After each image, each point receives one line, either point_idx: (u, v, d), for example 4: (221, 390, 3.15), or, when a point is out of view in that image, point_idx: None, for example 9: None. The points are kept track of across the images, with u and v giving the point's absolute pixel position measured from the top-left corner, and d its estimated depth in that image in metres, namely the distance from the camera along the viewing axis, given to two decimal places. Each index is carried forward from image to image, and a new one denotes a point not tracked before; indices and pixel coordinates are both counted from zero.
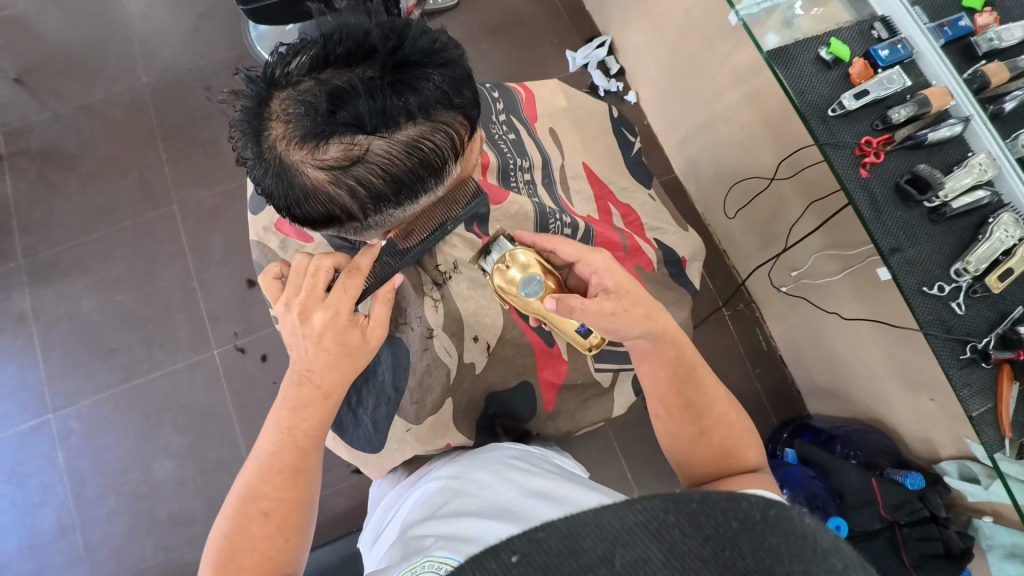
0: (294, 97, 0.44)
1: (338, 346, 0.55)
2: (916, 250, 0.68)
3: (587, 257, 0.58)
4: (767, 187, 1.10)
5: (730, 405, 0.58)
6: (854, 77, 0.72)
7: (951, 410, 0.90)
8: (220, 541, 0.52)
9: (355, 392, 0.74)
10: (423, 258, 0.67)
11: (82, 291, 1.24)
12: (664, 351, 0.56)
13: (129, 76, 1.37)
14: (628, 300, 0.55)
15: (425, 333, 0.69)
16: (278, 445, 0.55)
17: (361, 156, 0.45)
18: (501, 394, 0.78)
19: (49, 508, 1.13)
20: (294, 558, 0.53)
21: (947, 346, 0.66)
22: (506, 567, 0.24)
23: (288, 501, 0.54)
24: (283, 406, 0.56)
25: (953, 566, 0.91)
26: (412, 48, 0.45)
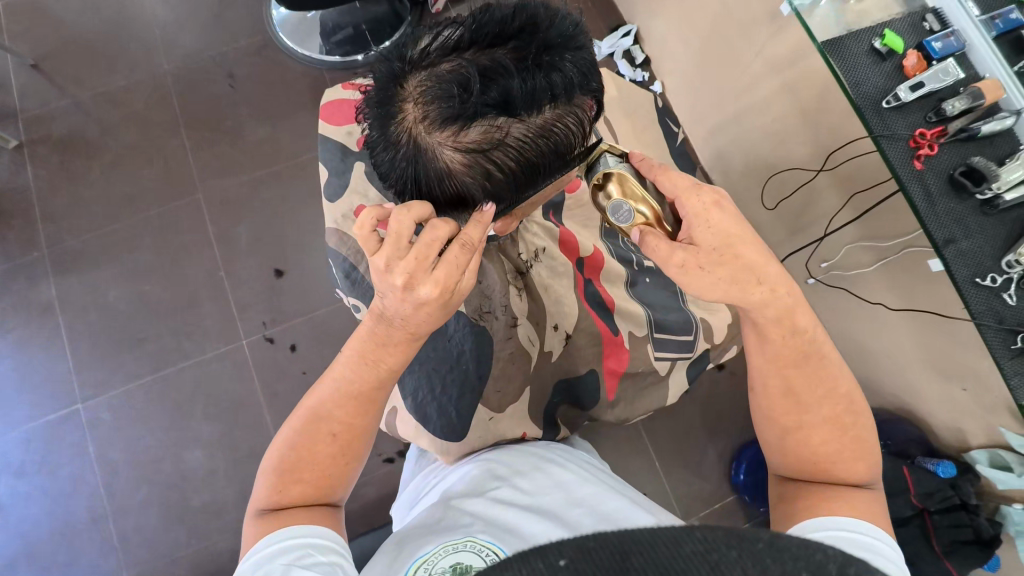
0: (440, 77, 0.48)
1: (441, 307, 0.50)
2: (970, 242, 0.69)
3: (682, 198, 0.53)
4: (808, 180, 1.08)
5: (847, 407, 0.53)
6: (907, 69, 0.73)
7: (985, 400, 0.91)
8: (283, 449, 0.52)
9: (436, 382, 0.73)
10: (509, 248, 0.77)
11: (109, 281, 1.23)
12: (771, 325, 0.52)
13: (149, 62, 1.35)
14: (717, 255, 0.51)
15: (510, 322, 0.76)
16: (352, 377, 0.52)
17: (500, 135, 0.50)
18: (569, 381, 0.81)
19: (82, 497, 1.13)
20: (344, 482, 0.54)
21: (998, 336, 0.68)
22: (553, 567, 0.25)
23: (356, 428, 0.53)
24: (364, 339, 0.52)
25: (984, 552, 0.93)
26: (549, 33, 0.50)
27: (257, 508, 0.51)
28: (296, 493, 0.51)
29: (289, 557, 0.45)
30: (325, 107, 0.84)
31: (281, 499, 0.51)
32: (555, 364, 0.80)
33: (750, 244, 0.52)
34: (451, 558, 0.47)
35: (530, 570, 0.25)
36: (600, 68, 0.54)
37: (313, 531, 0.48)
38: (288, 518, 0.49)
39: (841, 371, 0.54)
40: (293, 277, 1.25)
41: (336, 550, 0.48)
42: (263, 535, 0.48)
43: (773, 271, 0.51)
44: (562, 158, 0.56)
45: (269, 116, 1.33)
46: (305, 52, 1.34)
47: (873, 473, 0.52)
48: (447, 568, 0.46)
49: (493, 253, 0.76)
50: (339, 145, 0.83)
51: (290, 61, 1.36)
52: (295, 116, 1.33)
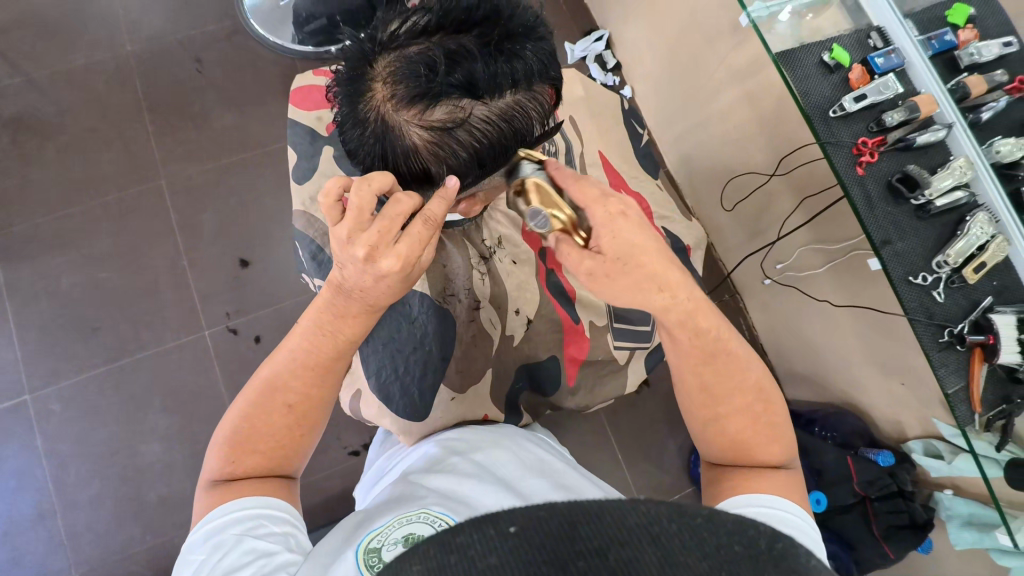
0: (407, 59, 0.50)
1: (399, 280, 0.51)
2: (905, 243, 0.75)
3: (591, 207, 0.52)
4: (763, 184, 1.14)
5: (758, 395, 0.55)
6: (853, 83, 0.78)
7: (920, 393, 0.98)
8: (237, 420, 0.52)
9: (399, 363, 0.74)
10: (473, 234, 0.79)
11: (62, 267, 1.18)
12: (677, 327, 0.54)
13: (112, 43, 1.31)
14: (624, 266, 0.51)
15: (472, 305, 0.79)
16: (310, 347, 0.53)
17: (464, 117, 0.52)
18: (531, 366, 0.83)
19: (27, 492, 1.08)
20: (300, 454, 0.54)
21: (928, 330, 0.74)
22: (504, 534, 0.27)
23: (314, 398, 0.53)
24: (321, 311, 0.53)
25: (916, 535, 1.00)
26: (513, 22, 0.52)
27: (209, 479, 0.51)
28: (250, 464, 0.51)
29: (242, 527, 0.46)
30: (296, 92, 0.83)
31: (235, 469, 0.51)
32: (516, 351, 0.82)
33: (652, 253, 0.51)
34: (406, 529, 0.47)
35: (482, 536, 0.27)
36: (559, 59, 0.56)
37: (261, 502, 0.49)
38: (240, 488, 0.49)
39: (753, 362, 0.56)
40: (258, 268, 1.23)
41: (289, 521, 0.49)
42: (214, 507, 0.48)
43: (675, 279, 0.52)
44: (526, 142, 0.59)
45: (238, 104, 1.31)
46: (278, 39, 1.32)
47: (789, 453, 0.56)
48: (399, 539, 0.46)
49: (458, 239, 0.78)
50: (308, 128, 0.83)
51: (261, 49, 1.34)
52: (265, 105, 1.32)
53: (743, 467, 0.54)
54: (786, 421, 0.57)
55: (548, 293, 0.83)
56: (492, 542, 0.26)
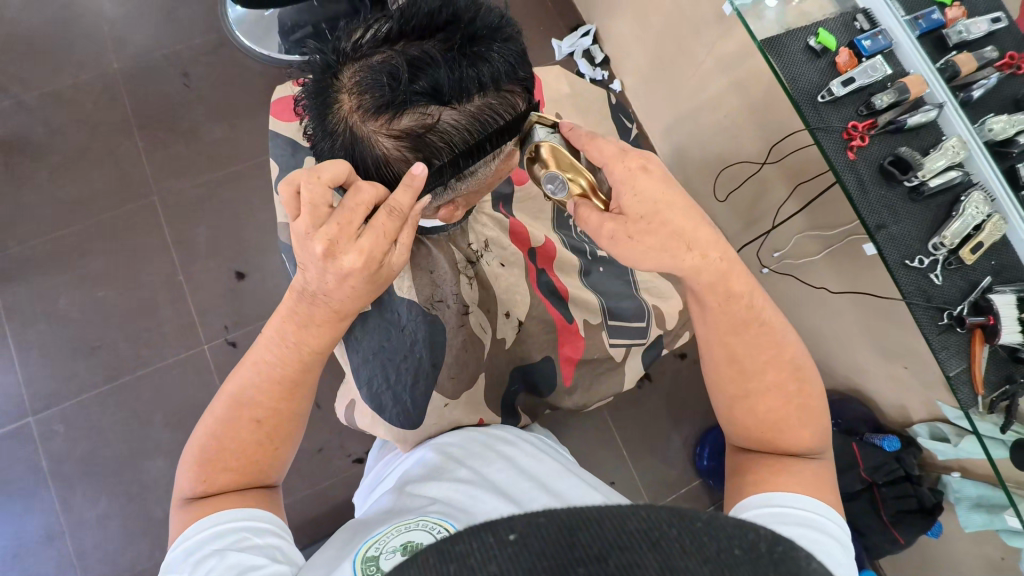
0: (370, 68, 0.50)
1: (365, 278, 0.52)
2: (899, 226, 0.74)
3: (610, 164, 0.53)
4: (755, 172, 1.14)
5: (792, 374, 0.55)
6: (840, 66, 0.77)
7: (923, 376, 0.97)
8: (207, 438, 0.52)
9: (389, 372, 0.73)
10: (458, 237, 0.76)
11: (59, 288, 1.19)
12: (708, 293, 0.56)
13: (98, 61, 1.31)
14: (656, 229, 0.53)
15: (461, 310, 0.76)
16: (276, 359, 0.54)
17: (431, 123, 0.51)
18: (525, 368, 0.83)
19: (35, 513, 1.08)
20: (275, 466, 0.55)
21: (926, 313, 0.73)
22: (502, 541, 0.26)
23: (283, 412, 0.54)
24: (285, 318, 0.54)
25: (926, 519, 1.00)
26: (477, 25, 0.52)
27: (182, 498, 0.51)
28: (223, 481, 0.51)
29: (227, 539, 0.46)
30: (277, 103, 0.83)
31: (208, 486, 0.51)
32: (507, 353, 0.81)
33: (678, 210, 0.53)
34: (403, 536, 0.47)
35: (481, 544, 0.26)
36: (529, 58, 0.55)
37: (245, 517, 0.49)
38: (213, 504, 0.49)
39: (788, 337, 0.57)
40: (254, 280, 1.23)
41: (274, 532, 0.49)
42: (191, 522, 0.48)
43: (705, 237, 0.54)
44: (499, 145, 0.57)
45: (227, 116, 1.31)
46: (264, 49, 1.32)
47: (821, 442, 0.55)
48: (398, 547, 0.46)
49: (443, 242, 0.75)
50: (290, 139, 0.82)
51: (248, 60, 1.34)
52: (254, 116, 1.31)
53: (774, 450, 0.54)
54: (823, 411, 0.56)
55: (538, 294, 0.82)
56: (491, 549, 0.26)
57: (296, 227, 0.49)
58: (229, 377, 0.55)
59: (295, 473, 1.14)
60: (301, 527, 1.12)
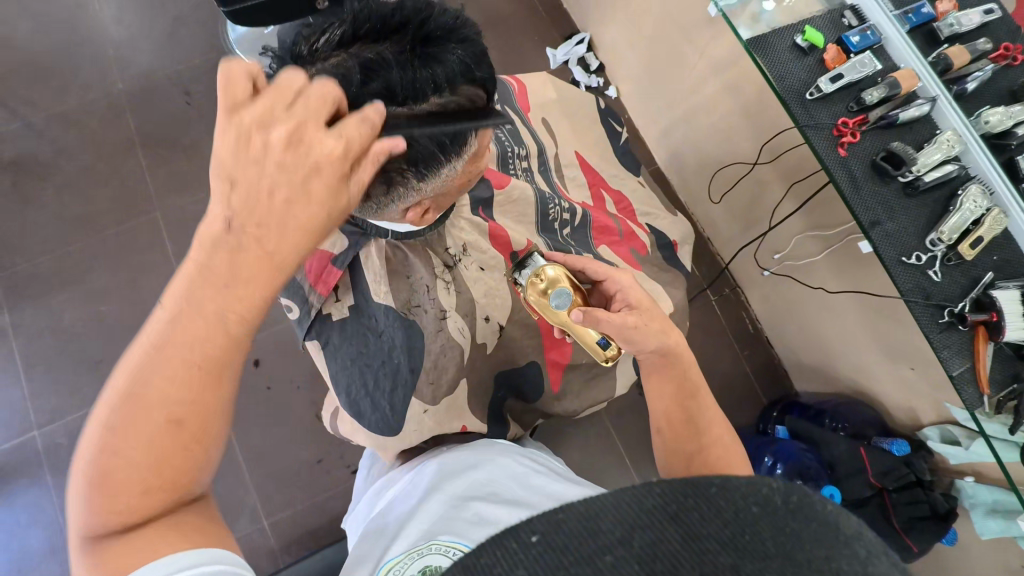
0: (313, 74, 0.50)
1: (306, 188, 0.38)
2: (894, 222, 0.72)
3: (613, 275, 0.64)
4: (749, 173, 1.13)
5: (732, 435, 0.59)
6: (828, 63, 0.75)
7: (931, 376, 0.95)
8: (95, 450, 0.37)
9: (367, 377, 0.71)
10: (435, 242, 0.73)
11: (65, 303, 1.21)
12: (672, 363, 0.60)
13: (103, 83, 1.34)
14: (648, 314, 0.60)
15: (439, 315, 0.72)
16: (193, 336, 0.38)
17: (381, 123, 0.51)
18: (510, 373, 0.83)
19: (39, 526, 1.09)
20: (207, 471, 0.41)
21: (926, 312, 0.71)
22: (525, 544, 0.23)
23: (206, 406, 0.39)
24: (203, 271, 0.39)
25: (940, 527, 0.95)
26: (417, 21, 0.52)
27: (89, 529, 0.37)
28: (125, 507, 0.38)
29: (177, 571, 0.36)
30: None
31: (118, 516, 0.38)
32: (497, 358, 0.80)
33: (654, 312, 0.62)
34: (419, 563, 0.51)
35: (504, 552, 0.23)
36: (487, 58, 0.57)
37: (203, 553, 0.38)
38: (131, 546, 0.37)
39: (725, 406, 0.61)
40: None
41: (236, 563, 0.40)
42: None
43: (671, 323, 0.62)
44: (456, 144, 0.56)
45: None
46: (262, 66, 1.35)
47: None
48: (419, 571, 0.50)
49: (418, 246, 0.72)
50: None
51: None
52: None
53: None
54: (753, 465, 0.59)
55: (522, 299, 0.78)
56: (515, 554, 0.23)
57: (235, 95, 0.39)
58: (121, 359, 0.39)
59: (295, 484, 1.14)
60: (300, 539, 1.11)
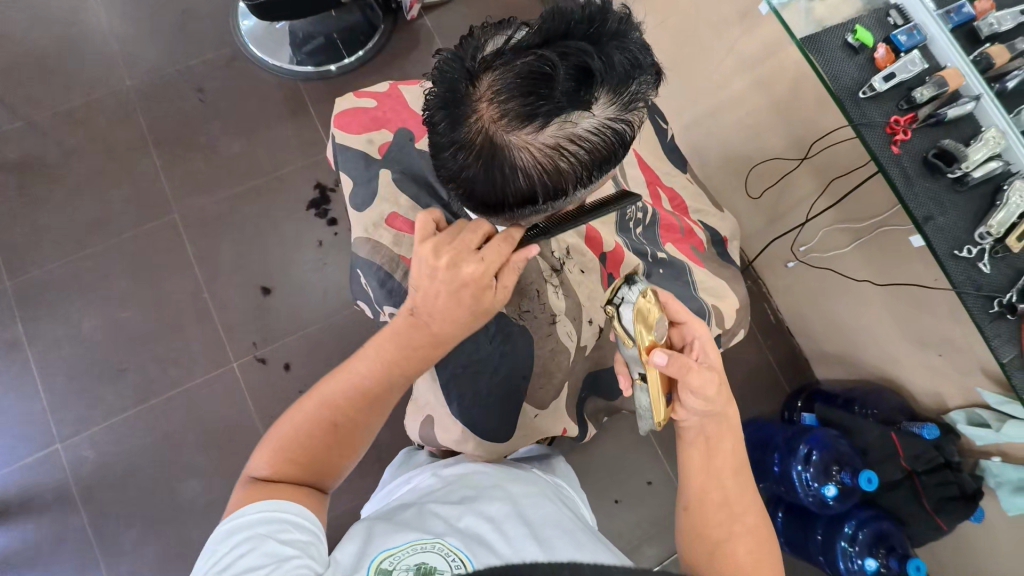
0: (517, 71, 0.46)
1: (472, 301, 0.56)
2: (946, 217, 0.75)
3: (693, 323, 0.60)
4: (789, 168, 1.13)
5: (762, 521, 0.58)
6: (878, 62, 0.77)
7: (959, 363, 0.98)
8: (287, 432, 0.56)
9: (479, 385, 0.72)
10: (545, 246, 0.75)
11: (82, 310, 1.16)
12: (719, 436, 0.59)
13: (110, 79, 1.28)
14: (719, 379, 0.58)
15: (549, 319, 0.76)
16: (366, 374, 0.58)
17: (575, 132, 0.49)
18: (595, 373, 0.84)
19: (68, 542, 1.06)
20: (334, 474, 0.58)
21: (977, 302, 0.75)
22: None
23: (359, 420, 0.58)
24: (383, 342, 0.58)
25: (968, 505, 1.00)
26: (616, 26, 0.50)
27: (251, 474, 0.55)
28: (286, 472, 0.55)
29: (269, 529, 0.49)
30: (341, 116, 0.79)
31: (274, 471, 0.55)
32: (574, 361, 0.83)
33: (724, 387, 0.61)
34: (417, 556, 0.49)
35: None
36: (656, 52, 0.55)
37: (289, 508, 0.51)
38: (273, 490, 0.53)
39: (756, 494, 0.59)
40: (281, 295, 1.21)
41: (312, 531, 0.51)
42: (246, 501, 0.51)
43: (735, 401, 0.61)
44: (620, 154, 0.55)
45: (245, 131, 1.29)
46: (277, 61, 1.31)
47: None
48: (412, 566, 0.48)
49: None
50: (360, 153, 0.79)
51: (263, 72, 1.32)
52: (272, 128, 1.30)
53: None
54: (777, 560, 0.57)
55: None
56: None
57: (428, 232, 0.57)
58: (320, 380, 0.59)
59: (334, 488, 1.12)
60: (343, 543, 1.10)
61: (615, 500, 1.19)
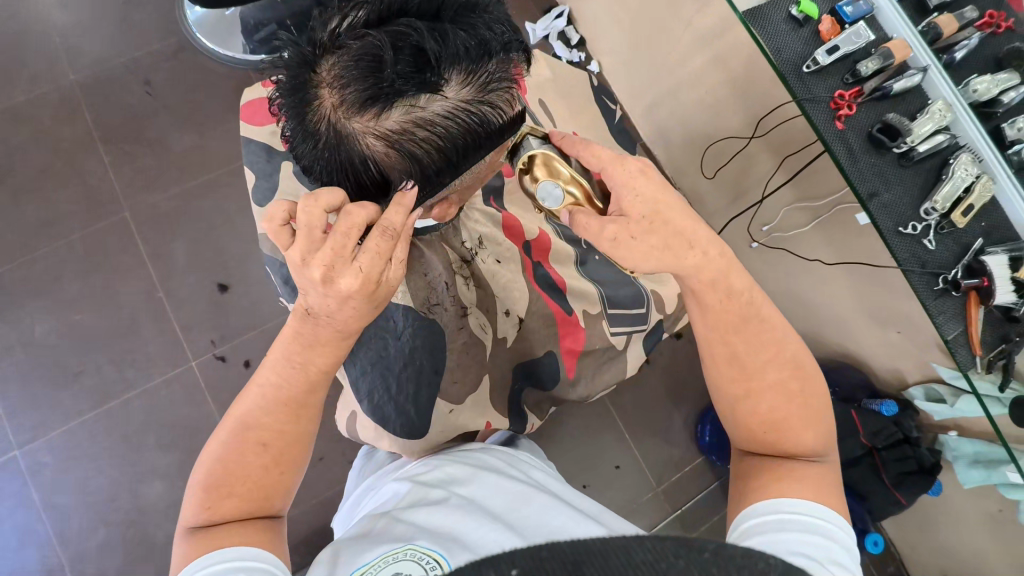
0: (350, 56, 0.45)
1: (367, 300, 0.52)
2: (891, 193, 0.74)
3: (608, 170, 0.55)
4: (743, 147, 1.12)
5: (795, 371, 0.56)
6: (823, 35, 0.75)
7: (916, 339, 0.98)
8: (215, 466, 0.53)
9: (391, 381, 0.72)
10: (451, 236, 0.76)
11: (34, 314, 1.14)
12: (708, 292, 0.56)
13: (53, 74, 1.24)
14: (656, 227, 0.54)
15: (460, 312, 0.76)
16: (280, 382, 0.54)
17: (422, 116, 0.48)
18: (529, 364, 0.84)
19: (30, 548, 1.05)
20: (282, 494, 0.55)
21: (922, 279, 0.74)
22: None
23: (290, 434, 0.55)
24: (289, 340, 0.54)
25: (926, 479, 1.01)
26: (462, 6, 0.48)
27: (187, 526, 0.51)
28: (226, 508, 0.51)
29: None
30: (246, 107, 0.79)
31: (211, 514, 0.51)
32: (510, 351, 0.82)
33: (678, 210, 0.55)
34: (391, 568, 0.48)
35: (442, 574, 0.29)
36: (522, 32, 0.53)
37: (247, 554, 0.48)
38: (213, 535, 0.49)
39: (787, 338, 0.57)
40: (238, 291, 1.19)
41: (270, 574, 0.47)
42: (193, 558, 0.48)
43: (703, 237, 0.55)
44: (490, 136, 0.53)
45: (196, 124, 1.25)
46: (227, 51, 1.27)
47: (825, 443, 0.55)
48: None
49: (434, 242, 0.75)
50: (263, 145, 0.79)
51: (212, 63, 1.28)
52: (224, 121, 1.26)
53: (775, 455, 0.54)
54: (825, 410, 0.56)
55: (537, 290, 0.82)
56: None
57: (302, 223, 0.49)
58: (236, 399, 0.56)
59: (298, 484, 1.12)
60: (309, 538, 1.10)
61: (582, 485, 1.19)
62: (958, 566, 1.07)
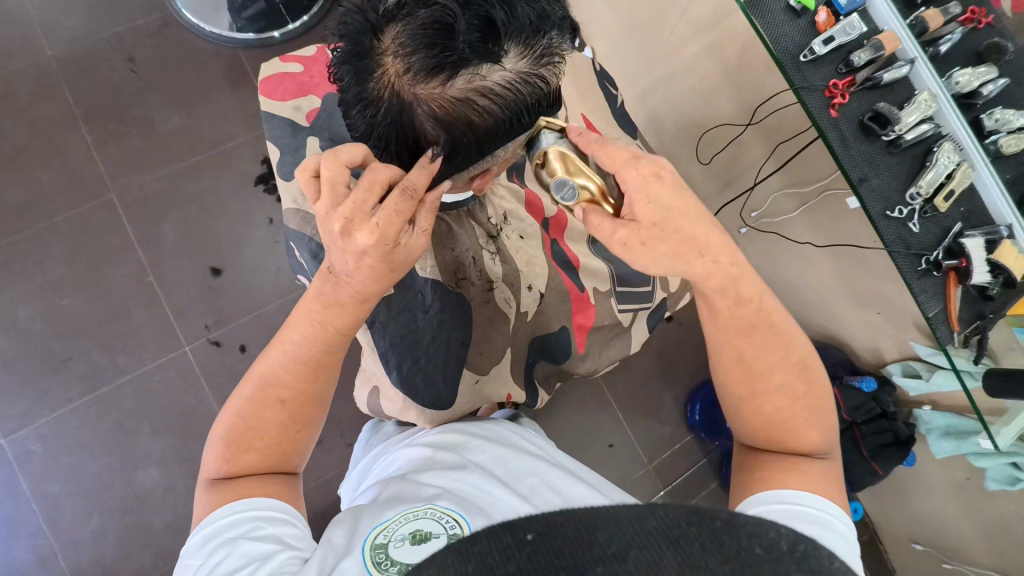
0: (417, 22, 0.45)
1: (383, 259, 0.53)
2: (879, 178, 0.78)
3: (624, 170, 0.52)
4: (736, 136, 1.15)
5: (802, 374, 0.57)
6: (819, 25, 0.78)
7: (896, 319, 1.03)
8: (235, 421, 0.55)
9: (419, 353, 0.75)
10: (478, 212, 0.76)
11: (17, 300, 1.10)
12: (717, 296, 0.56)
13: (29, 50, 1.19)
14: (671, 227, 0.52)
15: (486, 285, 0.78)
16: (301, 341, 0.56)
17: (484, 86, 0.49)
18: (542, 340, 0.87)
19: (20, 538, 1.03)
20: (295, 452, 0.57)
21: (906, 260, 0.79)
22: (521, 542, 0.27)
23: (306, 391, 0.57)
24: (313, 299, 0.56)
25: (902, 451, 1.07)
26: None
27: (209, 477, 0.54)
28: (246, 462, 0.54)
29: (244, 527, 0.49)
30: (265, 83, 0.78)
31: (234, 467, 0.54)
32: (528, 324, 0.84)
33: (689, 215, 0.53)
34: (411, 526, 0.49)
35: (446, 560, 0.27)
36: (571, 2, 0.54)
37: (258, 504, 0.51)
38: (232, 485, 0.53)
39: (795, 339, 0.58)
40: (232, 275, 1.17)
41: (290, 521, 0.51)
42: (212, 509, 0.51)
43: (714, 244, 0.54)
44: (540, 103, 0.55)
45: (183, 103, 1.22)
46: (213, 28, 1.22)
47: (827, 439, 0.58)
48: (407, 535, 0.48)
49: (462, 218, 0.76)
50: (285, 120, 0.78)
51: (198, 40, 1.24)
52: (213, 101, 1.23)
53: (778, 451, 0.57)
54: (830, 408, 0.59)
55: (554, 265, 0.84)
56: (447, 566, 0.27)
57: (328, 178, 0.51)
58: (259, 356, 0.57)
59: None
60: (311, 520, 1.11)
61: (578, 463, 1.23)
62: (927, 530, 1.15)
